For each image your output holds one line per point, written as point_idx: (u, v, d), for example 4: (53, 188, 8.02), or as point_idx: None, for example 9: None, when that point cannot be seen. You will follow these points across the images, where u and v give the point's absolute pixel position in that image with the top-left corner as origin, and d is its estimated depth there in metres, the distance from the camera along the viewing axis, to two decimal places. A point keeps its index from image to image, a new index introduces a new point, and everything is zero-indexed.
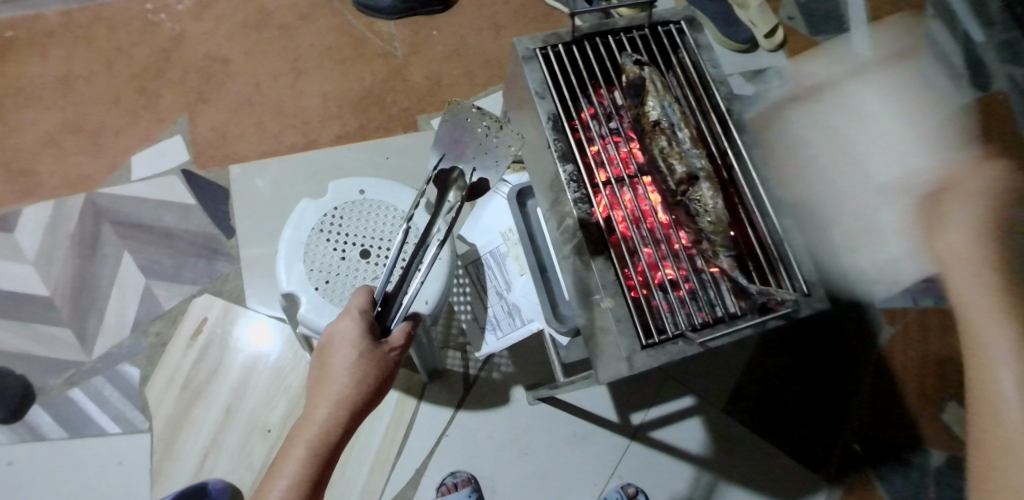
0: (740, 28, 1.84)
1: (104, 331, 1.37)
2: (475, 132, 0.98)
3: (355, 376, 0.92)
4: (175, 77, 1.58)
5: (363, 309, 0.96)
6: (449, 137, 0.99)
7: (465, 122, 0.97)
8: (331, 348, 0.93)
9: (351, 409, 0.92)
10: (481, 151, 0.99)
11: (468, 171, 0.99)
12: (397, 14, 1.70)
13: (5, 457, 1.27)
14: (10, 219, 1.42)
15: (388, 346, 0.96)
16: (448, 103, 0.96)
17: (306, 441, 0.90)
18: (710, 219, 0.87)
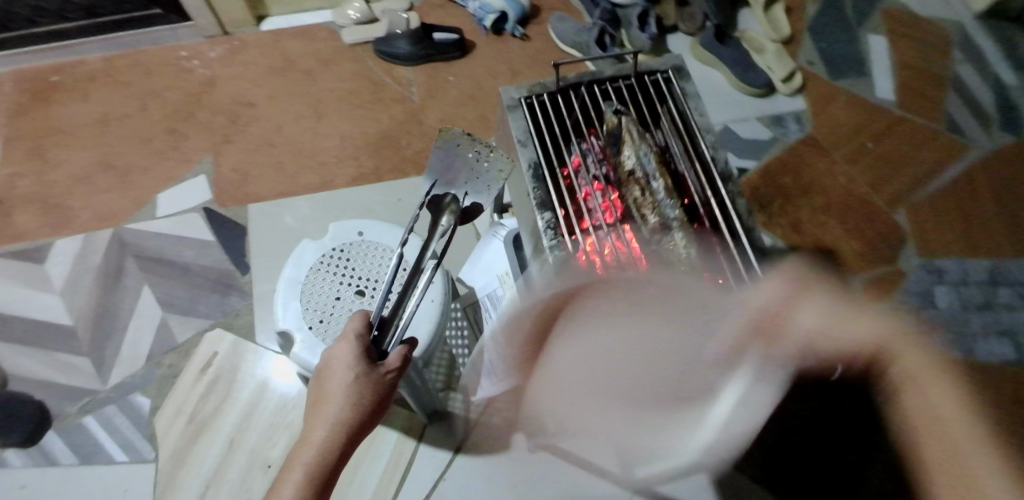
0: (757, 73, 1.81)
1: (120, 360, 1.42)
2: (468, 157, 0.99)
3: (353, 397, 0.90)
4: (203, 119, 1.67)
5: (359, 332, 0.95)
6: (441, 164, 1.00)
7: (456, 147, 0.98)
8: (328, 372, 0.93)
9: (350, 431, 0.90)
10: (474, 176, 0.99)
11: (461, 198, 0.99)
12: (415, 60, 1.76)
13: (17, 480, 1.30)
14: (41, 251, 1.49)
15: (384, 368, 0.94)
16: (438, 130, 0.98)
17: (306, 464, 0.88)
18: (684, 265, 0.90)
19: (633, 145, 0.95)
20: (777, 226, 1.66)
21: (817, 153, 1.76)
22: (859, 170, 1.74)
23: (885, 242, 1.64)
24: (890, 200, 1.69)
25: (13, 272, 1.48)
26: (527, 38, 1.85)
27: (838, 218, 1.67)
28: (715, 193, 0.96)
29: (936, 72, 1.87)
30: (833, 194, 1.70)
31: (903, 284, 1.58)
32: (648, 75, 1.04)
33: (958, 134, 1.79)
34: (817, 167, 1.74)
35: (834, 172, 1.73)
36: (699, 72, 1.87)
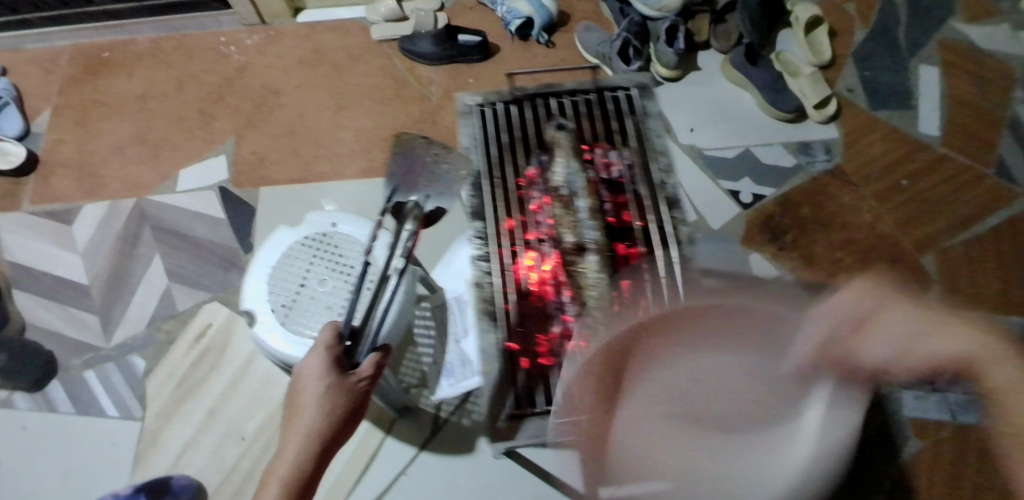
0: (788, 96, 1.71)
1: (125, 322, 1.51)
2: (424, 164, 1.19)
3: (326, 407, 0.91)
4: (231, 103, 1.75)
5: (330, 344, 0.98)
6: (401, 169, 1.19)
7: (413, 154, 1.21)
8: (300, 384, 0.93)
9: (323, 445, 0.89)
10: (432, 180, 1.16)
11: (423, 198, 1.14)
12: (438, 61, 1.78)
13: (21, 422, 1.42)
14: (71, 213, 1.61)
15: (356, 376, 0.96)
16: (397, 138, 1.23)
17: (280, 478, 0.85)
18: None
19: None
20: (787, 260, 1.57)
21: (846, 188, 1.64)
22: (890, 210, 1.61)
23: (908, 288, 1.52)
24: (919, 244, 1.57)
25: (45, 230, 1.60)
26: (553, 45, 1.83)
27: (858, 257, 1.56)
28: None
29: (993, 111, 1.73)
30: (856, 232, 1.59)
31: None
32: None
33: (1009, 180, 1.64)
34: (841, 202, 1.63)
35: (861, 208, 1.61)
36: (725, 90, 1.78)
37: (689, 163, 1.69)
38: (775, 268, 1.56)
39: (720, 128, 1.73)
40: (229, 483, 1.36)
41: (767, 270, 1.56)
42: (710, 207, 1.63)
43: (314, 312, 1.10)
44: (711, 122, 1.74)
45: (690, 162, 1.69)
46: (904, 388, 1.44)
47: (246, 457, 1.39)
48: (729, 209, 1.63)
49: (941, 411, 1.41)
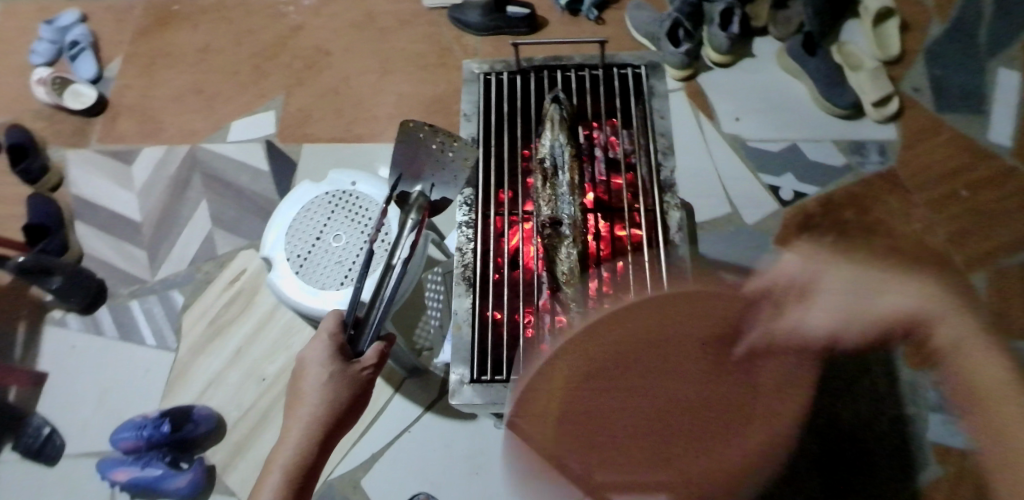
0: (844, 91, 1.59)
1: (169, 260, 1.63)
2: (429, 148, 0.91)
3: (327, 396, 0.90)
4: (284, 61, 1.82)
5: (333, 332, 0.96)
6: (404, 158, 0.94)
7: (419, 140, 0.90)
8: (302, 372, 0.92)
9: (325, 433, 0.91)
10: (438, 167, 0.94)
11: (429, 188, 0.97)
12: (484, 31, 1.78)
13: (71, 340, 1.56)
14: (132, 154, 1.74)
15: (361, 364, 0.94)
16: (399, 124, 0.88)
17: (282, 462, 0.88)
18: (564, 268, 0.88)
19: (551, 132, 0.95)
20: None
21: (896, 192, 1.53)
22: (942, 220, 1.49)
23: None
24: (970, 260, 1.45)
25: (107, 168, 1.73)
26: (602, 22, 1.79)
27: None
28: (649, 203, 0.95)
29: None
30: (901, 240, 1.48)
31: None
32: (619, 68, 1.03)
33: None
34: (889, 207, 1.51)
35: (909, 216, 1.50)
36: (778, 79, 1.68)
37: (729, 153, 1.60)
38: None
39: (768, 120, 1.63)
40: (247, 420, 1.46)
41: None
42: (746, 201, 1.54)
43: (326, 265, 1.14)
44: (758, 112, 1.64)
45: (729, 152, 1.60)
46: (931, 410, 1.33)
47: (264, 397, 1.48)
48: (766, 204, 1.54)
49: (971, 442, 1.30)
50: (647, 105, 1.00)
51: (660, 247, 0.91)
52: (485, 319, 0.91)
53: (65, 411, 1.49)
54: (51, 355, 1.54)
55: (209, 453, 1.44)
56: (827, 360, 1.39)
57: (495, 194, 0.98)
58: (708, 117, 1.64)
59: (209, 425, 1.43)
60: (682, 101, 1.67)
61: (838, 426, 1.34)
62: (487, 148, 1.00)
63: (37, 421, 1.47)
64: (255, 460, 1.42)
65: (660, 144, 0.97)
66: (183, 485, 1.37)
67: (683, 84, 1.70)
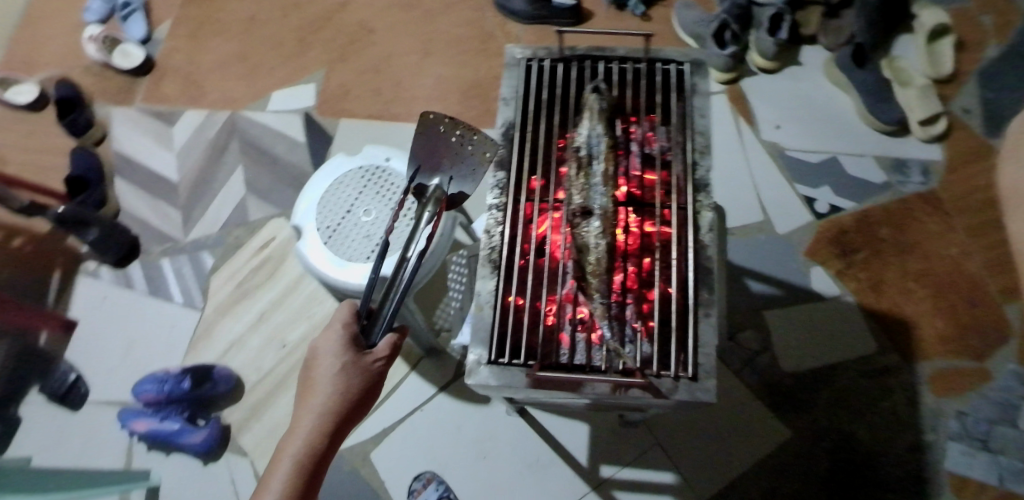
0: (891, 106, 1.54)
1: (202, 222, 1.66)
2: (450, 141, 0.99)
3: (339, 387, 0.85)
4: (328, 35, 1.84)
5: (347, 320, 0.91)
6: (424, 149, 1.01)
7: (438, 132, 0.99)
8: (314, 361, 0.87)
9: (336, 425, 0.85)
10: (456, 160, 0.99)
11: (446, 181, 1.00)
12: (528, 19, 1.78)
13: (102, 291, 1.60)
14: (174, 116, 1.78)
15: (374, 355, 0.89)
16: (421, 115, 0.99)
17: (290, 456, 0.83)
18: (592, 258, 0.87)
19: (588, 121, 0.95)
20: (851, 279, 1.44)
21: (936, 215, 1.48)
22: (981, 247, 1.45)
23: (980, 335, 1.37)
24: (1006, 291, 1.40)
25: (149, 127, 1.77)
26: (648, 19, 1.77)
27: (931, 290, 1.41)
28: (682, 201, 0.94)
29: None
30: (935, 264, 1.44)
31: (982, 388, 1.32)
32: (663, 64, 1.02)
33: None
34: (927, 229, 1.47)
35: (947, 239, 1.46)
36: (824, 90, 1.64)
37: (767, 161, 1.57)
38: (836, 285, 1.44)
39: (809, 130, 1.60)
40: (264, 384, 1.49)
41: (828, 285, 1.44)
42: (779, 210, 1.52)
43: (354, 238, 1.16)
44: (800, 121, 1.61)
45: (766, 160, 1.57)
46: (952, 439, 1.30)
47: (283, 363, 1.51)
48: (800, 215, 1.51)
49: (990, 474, 1.27)
50: (689, 102, 0.99)
51: (689, 247, 0.90)
52: (507, 303, 0.91)
53: (92, 360, 1.53)
54: (82, 304, 1.59)
55: (225, 413, 1.47)
56: (849, 378, 1.36)
57: (528, 181, 0.98)
58: (748, 123, 1.62)
59: (227, 385, 1.47)
60: (723, 105, 1.64)
61: (853, 446, 1.32)
62: (523, 134, 1.00)
63: (65, 367, 1.52)
64: (270, 424, 1.46)
65: (698, 142, 0.96)
66: (198, 441, 1.41)
67: (726, 87, 1.67)
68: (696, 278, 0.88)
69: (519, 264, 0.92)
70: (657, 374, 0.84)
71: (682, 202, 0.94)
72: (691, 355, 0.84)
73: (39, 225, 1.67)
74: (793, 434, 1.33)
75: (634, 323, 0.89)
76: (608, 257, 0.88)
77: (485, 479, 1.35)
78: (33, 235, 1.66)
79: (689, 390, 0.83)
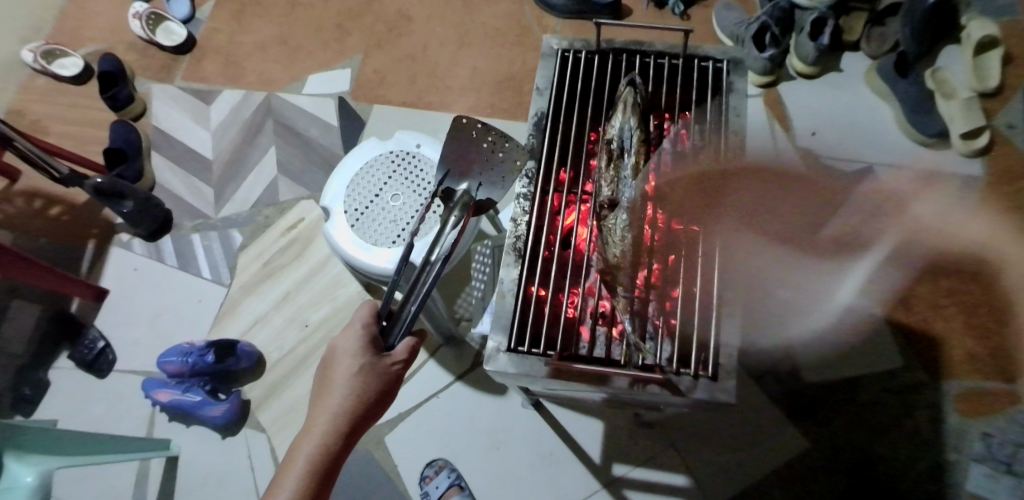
0: (932, 119, 1.50)
1: (234, 200, 1.70)
2: (480, 147, 0.95)
3: (356, 388, 0.86)
4: (366, 22, 1.86)
5: (366, 322, 0.90)
6: (455, 152, 0.95)
7: (470, 139, 0.94)
8: (333, 361, 0.87)
9: (350, 425, 0.86)
10: (487, 167, 0.96)
11: (474, 187, 0.95)
12: (566, 14, 1.77)
13: (134, 263, 1.64)
14: (212, 95, 1.81)
15: (392, 358, 0.89)
16: (453, 119, 0.93)
17: (306, 455, 0.84)
18: (616, 250, 0.88)
19: (622, 114, 0.94)
20: (880, 291, 1.41)
21: (972, 231, 1.44)
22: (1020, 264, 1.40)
23: (1011, 356, 1.33)
24: None
25: (187, 105, 1.81)
26: (688, 18, 1.75)
27: (963, 309, 1.37)
28: (710, 199, 0.94)
29: None
30: (970, 282, 1.40)
31: (1010, 411, 1.28)
32: (700, 61, 1.02)
33: None
34: (963, 245, 1.43)
35: (982, 256, 1.41)
36: (866, 99, 1.60)
37: (800, 168, 1.54)
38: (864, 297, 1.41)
39: (846, 136, 1.57)
40: (285, 362, 1.52)
41: (857, 296, 1.41)
42: (809, 218, 1.49)
43: (381, 222, 1.17)
44: (837, 129, 1.58)
45: (799, 166, 1.55)
46: (974, 461, 1.26)
47: (305, 343, 1.53)
48: (831, 224, 1.48)
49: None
50: (724, 101, 0.99)
51: (716, 246, 0.89)
52: (529, 292, 0.92)
53: (121, 329, 1.58)
54: (113, 274, 1.63)
55: (246, 388, 1.50)
56: (871, 392, 1.34)
57: (556, 173, 0.98)
58: (784, 128, 1.59)
59: (250, 361, 1.49)
60: (759, 109, 1.62)
61: (873, 463, 1.29)
62: (555, 125, 1.01)
63: (94, 334, 1.55)
64: (288, 402, 1.48)
65: (731, 142, 0.96)
66: (218, 414, 1.44)
67: (763, 91, 1.64)
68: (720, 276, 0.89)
69: (544, 256, 0.93)
70: (676, 370, 0.84)
71: (711, 201, 0.94)
72: (712, 355, 0.84)
73: (76, 195, 1.71)
74: (811, 445, 1.31)
75: (655, 320, 0.88)
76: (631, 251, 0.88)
77: (497, 470, 1.36)
78: (71, 205, 1.70)
79: (708, 389, 0.83)
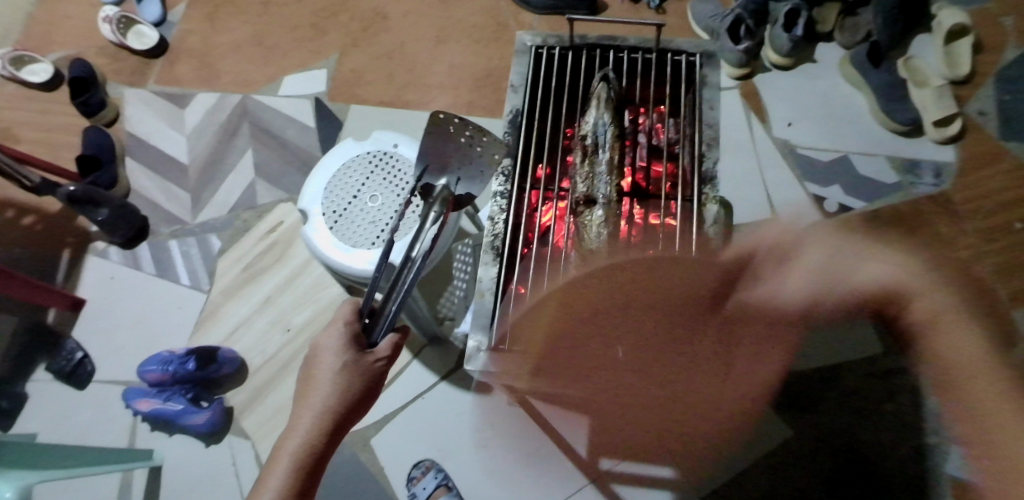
0: (906, 106, 1.52)
1: (211, 204, 1.67)
2: (458, 142, 0.92)
3: (340, 386, 0.85)
4: (342, 21, 1.84)
5: (349, 319, 0.90)
6: (433, 148, 0.93)
7: (448, 133, 0.91)
8: (315, 359, 0.87)
9: (335, 422, 0.85)
10: (465, 161, 0.94)
11: (453, 181, 0.95)
12: (542, 9, 1.76)
13: (111, 271, 1.62)
14: (187, 99, 1.79)
15: (376, 355, 0.89)
16: (429, 116, 0.88)
17: (290, 453, 0.82)
18: (592, 245, 0.90)
19: (596, 109, 0.94)
20: None
21: (946, 217, 1.46)
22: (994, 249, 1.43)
23: None
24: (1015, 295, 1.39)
25: (161, 110, 1.78)
26: (663, 12, 1.75)
27: None
28: (683, 193, 0.96)
29: None
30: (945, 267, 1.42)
31: None
32: (674, 54, 1.01)
33: None
34: (938, 230, 1.45)
35: (957, 241, 1.44)
36: (841, 88, 1.62)
37: (778, 158, 1.56)
38: None
39: (820, 126, 1.58)
40: (268, 367, 1.51)
41: None
42: (788, 207, 1.51)
43: (359, 223, 1.16)
44: (814, 119, 1.59)
45: (777, 157, 1.56)
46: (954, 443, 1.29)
47: (287, 347, 1.52)
48: (809, 214, 1.50)
49: None
50: (699, 94, 0.98)
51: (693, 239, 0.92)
52: (508, 290, 0.92)
53: (99, 339, 1.55)
54: (90, 283, 1.60)
55: (229, 395, 1.49)
56: (853, 378, 1.35)
57: (533, 170, 0.98)
58: (761, 119, 1.60)
59: (232, 367, 1.48)
60: (736, 101, 1.63)
61: (856, 448, 1.31)
62: (531, 122, 1.00)
63: (71, 345, 1.53)
64: (272, 407, 1.47)
65: (706, 135, 0.95)
66: (201, 422, 1.42)
67: (739, 82, 1.65)
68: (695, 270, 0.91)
69: (523, 254, 0.94)
70: None
71: (687, 194, 0.96)
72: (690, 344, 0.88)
73: (49, 203, 1.68)
74: (795, 433, 1.33)
75: None
76: (607, 246, 0.90)
77: (485, 467, 1.36)
78: (44, 213, 1.66)
79: None
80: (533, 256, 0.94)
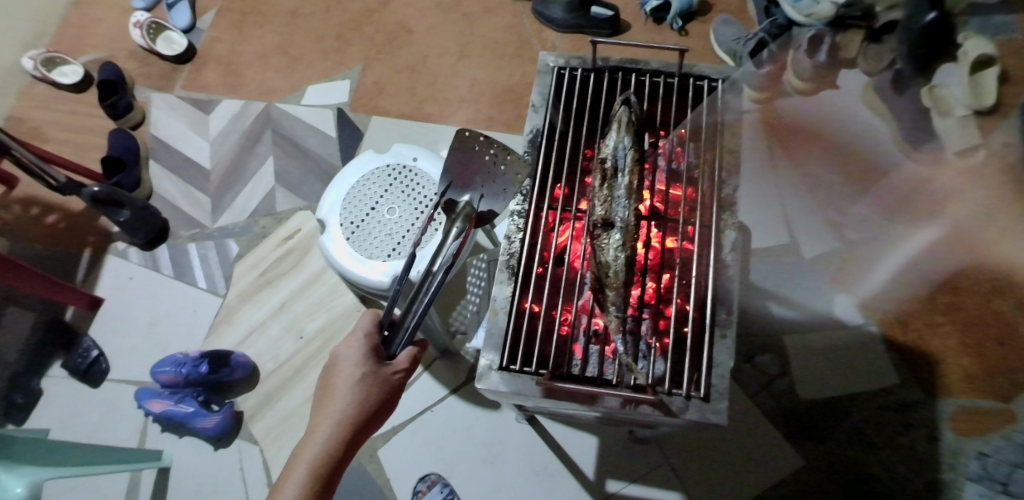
0: None
1: (231, 209, 1.70)
2: (482, 159, 0.94)
3: (358, 396, 0.85)
4: (366, 33, 1.87)
5: (368, 329, 0.90)
6: (458, 164, 0.94)
7: (472, 151, 0.93)
8: (334, 369, 0.86)
9: (351, 433, 0.84)
10: (489, 178, 0.95)
11: (476, 198, 0.95)
12: (565, 28, 1.77)
13: (130, 271, 1.64)
14: (212, 105, 1.82)
15: (394, 367, 0.88)
16: (456, 131, 0.91)
17: (307, 461, 0.81)
18: (610, 270, 0.88)
19: (616, 133, 0.94)
20: (876, 308, 1.41)
21: (968, 248, 1.44)
22: (1015, 282, 1.41)
23: (1007, 375, 1.32)
24: None
25: (186, 115, 1.81)
26: (686, 33, 1.76)
27: (961, 327, 1.37)
28: (706, 220, 0.93)
29: None
30: (966, 298, 1.40)
31: (1006, 429, 1.28)
32: (696, 79, 1.02)
33: None
34: (959, 262, 1.43)
35: (979, 273, 1.42)
36: (862, 115, 1.60)
37: (796, 184, 1.55)
38: (861, 315, 1.40)
39: (842, 154, 1.57)
40: (280, 372, 1.52)
41: (855, 314, 1.41)
42: (806, 233, 1.49)
43: (376, 235, 1.17)
44: (834, 145, 1.58)
45: (797, 183, 1.55)
46: (971, 480, 1.26)
47: (299, 354, 1.53)
48: (828, 241, 1.48)
49: None
50: (720, 120, 0.99)
51: (709, 266, 0.90)
52: (522, 308, 0.92)
53: (115, 337, 1.57)
54: (109, 283, 1.63)
55: (240, 399, 1.50)
56: (868, 409, 1.33)
57: (552, 188, 0.99)
58: (781, 143, 1.59)
59: (244, 372, 1.49)
60: (756, 124, 1.62)
61: (868, 480, 1.28)
62: (551, 143, 1.01)
63: (88, 342, 1.55)
64: (282, 413, 1.47)
65: (725, 161, 0.96)
66: (211, 426, 1.42)
67: (760, 106, 1.65)
68: (716, 299, 0.88)
69: (538, 272, 0.94)
70: (669, 391, 0.84)
71: (706, 219, 0.94)
72: (705, 376, 0.84)
73: (73, 202, 1.71)
74: (807, 462, 1.30)
75: (649, 339, 0.90)
76: (625, 270, 0.88)
77: (491, 484, 1.35)
78: (68, 212, 1.69)
79: (700, 410, 0.83)
80: (548, 275, 0.94)
